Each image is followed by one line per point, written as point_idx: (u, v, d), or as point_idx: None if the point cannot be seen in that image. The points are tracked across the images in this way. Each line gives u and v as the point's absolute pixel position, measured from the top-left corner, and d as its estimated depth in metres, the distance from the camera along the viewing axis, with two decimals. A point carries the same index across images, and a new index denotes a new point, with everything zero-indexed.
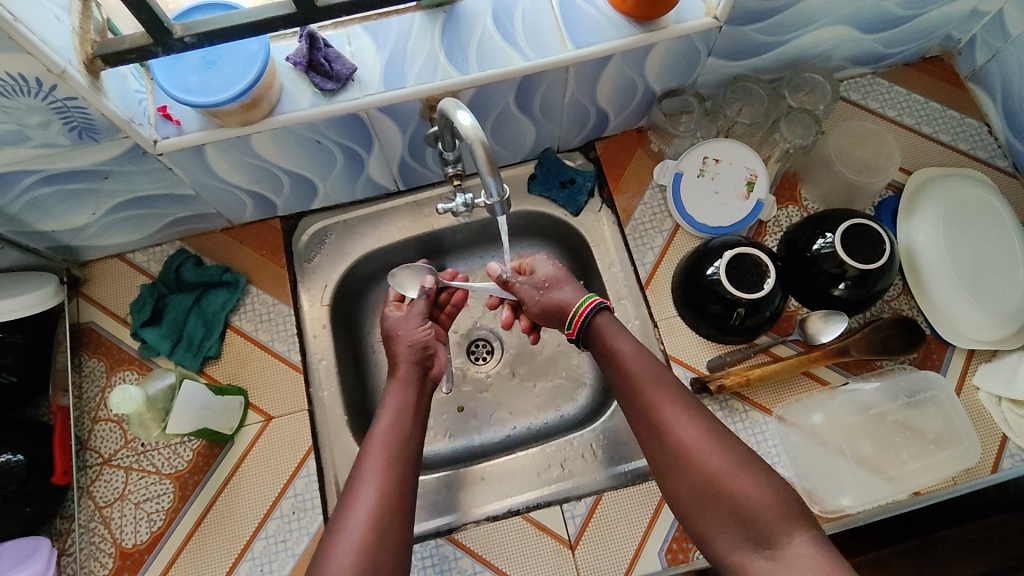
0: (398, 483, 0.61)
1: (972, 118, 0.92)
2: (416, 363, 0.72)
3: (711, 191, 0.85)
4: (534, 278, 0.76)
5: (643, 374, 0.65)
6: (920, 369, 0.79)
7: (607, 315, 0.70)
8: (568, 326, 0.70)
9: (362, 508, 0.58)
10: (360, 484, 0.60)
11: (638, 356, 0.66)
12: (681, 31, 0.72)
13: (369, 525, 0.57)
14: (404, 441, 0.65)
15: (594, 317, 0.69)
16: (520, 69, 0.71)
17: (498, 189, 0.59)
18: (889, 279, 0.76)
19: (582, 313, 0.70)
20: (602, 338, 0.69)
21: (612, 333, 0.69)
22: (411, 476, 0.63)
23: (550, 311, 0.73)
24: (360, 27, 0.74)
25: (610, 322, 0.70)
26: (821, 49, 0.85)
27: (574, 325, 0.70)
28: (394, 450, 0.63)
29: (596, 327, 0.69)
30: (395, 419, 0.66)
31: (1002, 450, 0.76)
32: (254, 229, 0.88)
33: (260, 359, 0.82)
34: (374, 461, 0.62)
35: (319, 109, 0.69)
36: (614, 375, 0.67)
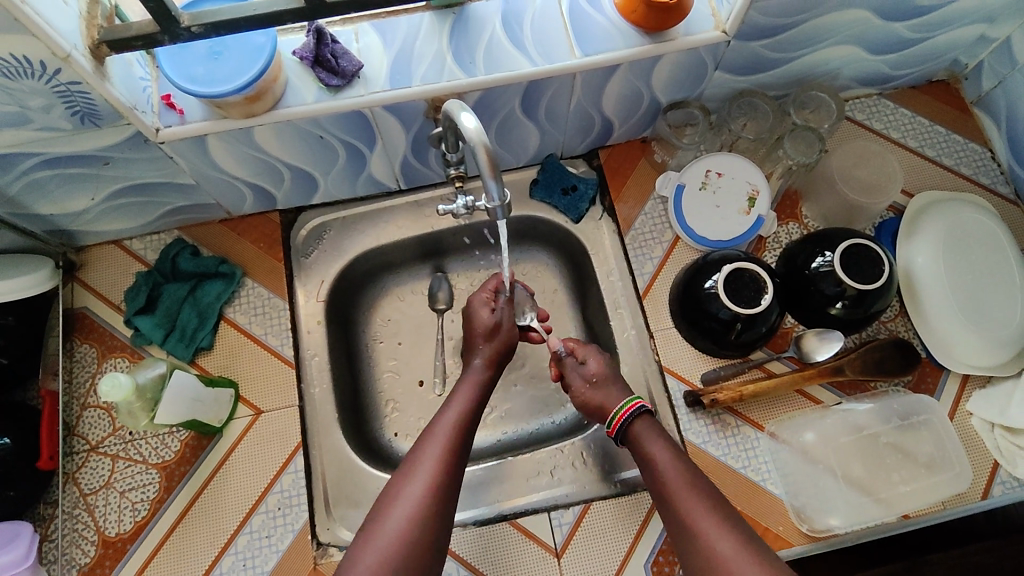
0: (450, 475, 0.64)
1: (976, 143, 0.92)
2: (495, 347, 0.79)
3: (712, 205, 0.86)
4: (582, 369, 0.77)
5: (674, 483, 0.64)
6: (913, 393, 0.79)
7: (647, 421, 0.70)
8: (608, 425, 0.72)
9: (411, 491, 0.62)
10: (414, 471, 0.64)
11: (669, 461, 0.66)
12: (690, 44, 0.72)
13: (419, 504, 0.61)
14: (462, 436, 0.68)
15: (633, 419, 0.70)
16: (527, 74, 0.71)
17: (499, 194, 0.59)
18: (886, 300, 0.76)
19: (621, 415, 0.71)
20: (638, 443, 0.69)
21: (646, 436, 0.69)
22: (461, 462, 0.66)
23: (592, 408, 0.75)
24: (368, 24, 0.73)
25: (648, 426, 0.70)
26: (829, 68, 0.85)
27: (613, 427, 0.71)
28: (452, 440, 0.67)
29: (634, 430, 0.70)
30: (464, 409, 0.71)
31: (993, 476, 0.76)
32: (252, 222, 0.88)
33: (253, 353, 0.82)
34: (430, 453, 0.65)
35: (323, 103, 0.69)
36: (650, 479, 0.66)
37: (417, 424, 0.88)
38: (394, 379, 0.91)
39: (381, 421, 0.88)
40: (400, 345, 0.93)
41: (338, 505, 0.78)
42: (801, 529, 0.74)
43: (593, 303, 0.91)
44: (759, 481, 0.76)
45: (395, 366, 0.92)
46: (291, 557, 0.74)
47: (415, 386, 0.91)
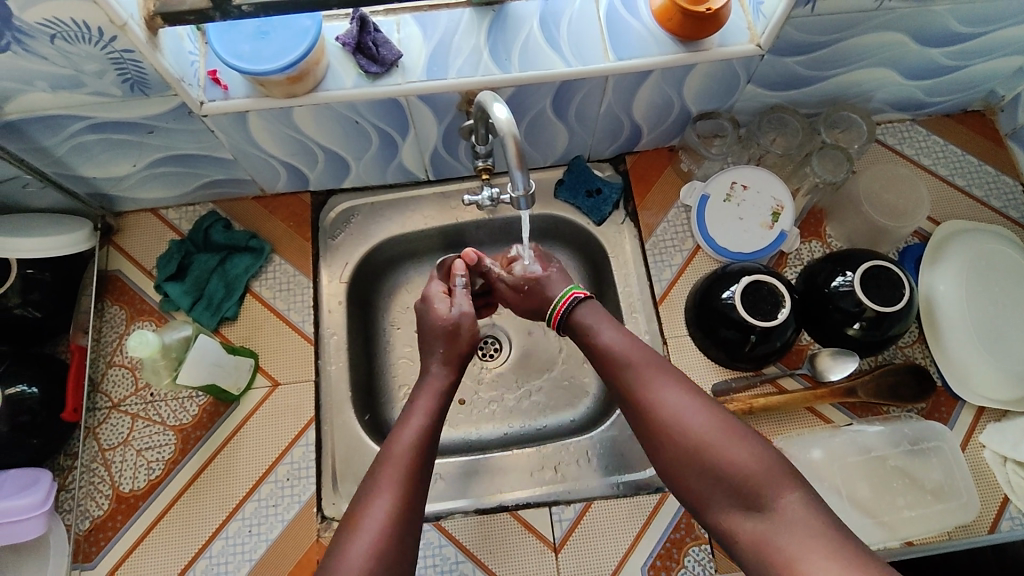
0: (413, 497, 0.59)
1: (1008, 176, 0.91)
2: (463, 348, 0.72)
3: (735, 217, 0.86)
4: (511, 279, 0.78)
5: (624, 358, 0.65)
6: (926, 420, 0.78)
7: (586, 306, 0.71)
8: (548, 319, 0.73)
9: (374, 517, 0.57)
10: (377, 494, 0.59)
11: (620, 337, 0.67)
12: (723, 54, 0.73)
13: (385, 531, 0.56)
14: (424, 455, 0.63)
15: (572, 310, 0.71)
16: (560, 74, 0.73)
17: (525, 184, 0.61)
18: (905, 325, 0.76)
19: (560, 307, 0.72)
20: (583, 328, 0.70)
21: (593, 318, 0.70)
22: (423, 484, 0.61)
23: (534, 307, 0.76)
24: (411, 16, 0.76)
25: (590, 308, 0.71)
26: (862, 89, 0.85)
27: (554, 318, 0.72)
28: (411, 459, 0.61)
29: (575, 318, 0.71)
30: (428, 422, 0.65)
31: (1002, 511, 0.75)
32: (284, 201, 0.91)
33: (274, 327, 0.84)
34: (394, 472, 0.60)
35: (361, 90, 0.71)
36: (601, 360, 0.67)
37: None
38: (409, 365, 0.93)
39: (393, 405, 0.90)
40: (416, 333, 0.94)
41: (344, 482, 0.79)
42: None
43: (609, 306, 0.91)
44: None
45: (410, 353, 0.93)
46: (295, 527, 0.76)
47: None
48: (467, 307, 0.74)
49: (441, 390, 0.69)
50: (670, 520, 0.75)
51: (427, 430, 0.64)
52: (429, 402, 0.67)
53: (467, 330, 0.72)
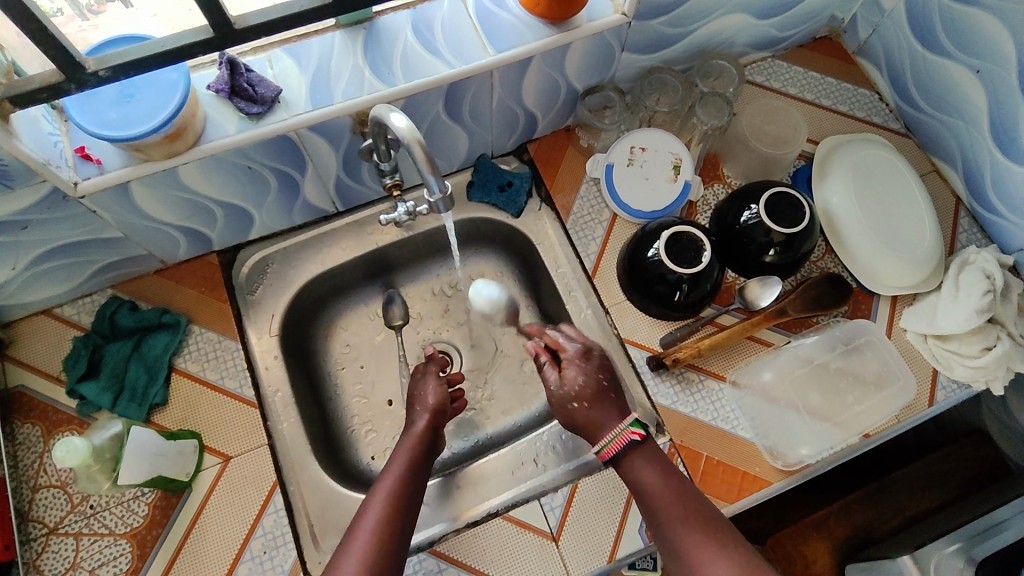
0: (387, 542, 0.58)
1: (865, 88, 1.00)
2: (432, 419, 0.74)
3: (641, 178, 0.89)
4: (564, 386, 0.72)
5: (673, 513, 0.61)
6: (852, 320, 0.84)
7: (638, 450, 0.66)
8: (602, 449, 0.67)
9: (363, 533, 0.58)
10: (364, 517, 0.60)
11: (667, 493, 0.63)
12: (594, 28, 0.76)
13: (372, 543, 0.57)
14: (406, 497, 0.63)
15: (625, 449, 0.66)
16: (445, 77, 0.73)
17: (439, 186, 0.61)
18: (812, 240, 0.82)
19: (614, 444, 0.66)
20: (635, 478, 0.65)
21: (640, 468, 0.65)
22: (403, 532, 0.60)
23: (572, 423, 0.71)
24: (281, 50, 0.73)
25: (639, 460, 0.65)
26: (723, 38, 0.91)
27: (605, 453, 0.66)
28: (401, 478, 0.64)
29: (627, 460, 0.66)
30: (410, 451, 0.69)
31: (935, 383, 0.82)
32: (189, 267, 0.85)
33: (211, 400, 0.79)
34: (369, 519, 0.59)
35: (247, 133, 0.69)
36: (647, 509, 0.64)
37: (393, 443, 0.89)
38: (365, 400, 0.91)
39: (358, 445, 0.88)
40: (362, 369, 0.93)
41: (325, 537, 0.77)
42: (776, 466, 0.76)
43: (546, 292, 0.94)
44: (730, 429, 0.79)
45: (362, 391, 0.92)
46: None
47: (386, 405, 0.91)
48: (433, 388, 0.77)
49: (420, 435, 0.71)
50: None
51: (403, 474, 0.65)
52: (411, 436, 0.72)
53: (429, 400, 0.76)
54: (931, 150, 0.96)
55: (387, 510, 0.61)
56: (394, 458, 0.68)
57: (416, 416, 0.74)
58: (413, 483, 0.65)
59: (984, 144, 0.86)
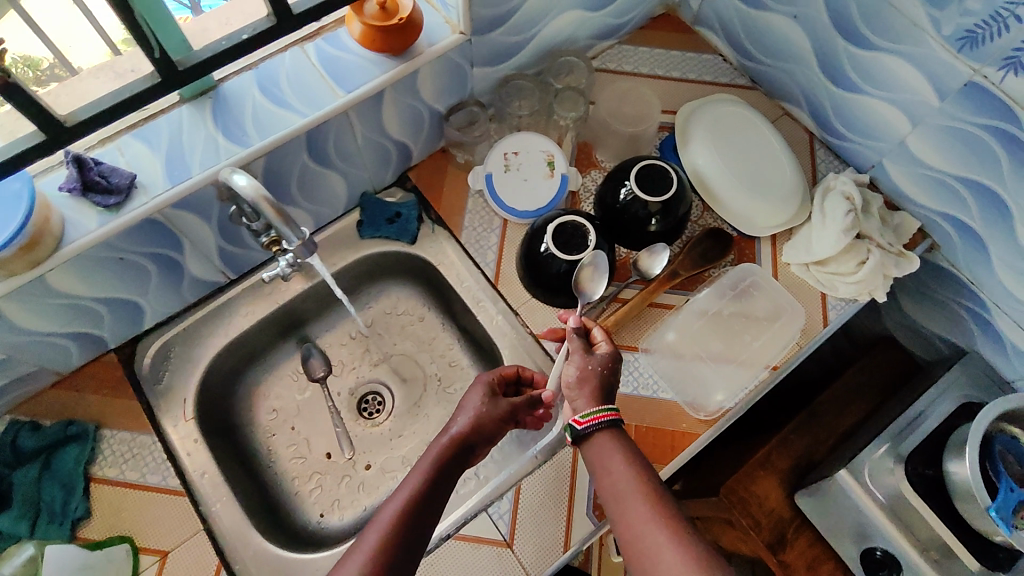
0: (408, 528, 0.59)
1: (708, 53, 1.07)
2: (488, 420, 0.70)
3: (520, 180, 0.92)
4: (595, 358, 0.72)
5: (627, 489, 0.60)
6: (739, 266, 0.90)
7: (608, 432, 0.65)
8: (585, 415, 0.66)
9: (385, 514, 0.59)
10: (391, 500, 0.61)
11: (623, 468, 0.62)
12: (436, 52, 0.79)
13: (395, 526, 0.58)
14: (421, 509, 0.61)
15: (608, 423, 0.65)
16: (300, 127, 0.74)
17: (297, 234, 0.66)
18: (687, 202, 0.87)
19: (603, 414, 0.65)
20: (600, 452, 0.64)
21: (602, 448, 0.64)
22: (401, 558, 0.57)
23: (577, 392, 0.70)
24: (128, 135, 0.73)
25: (608, 437, 0.65)
26: (566, 35, 0.96)
27: (587, 418, 0.65)
28: (435, 466, 0.64)
29: (597, 436, 0.65)
30: (450, 440, 0.67)
31: (825, 305, 0.88)
32: (88, 372, 0.83)
33: (137, 499, 0.77)
34: (367, 543, 0.57)
35: (110, 225, 0.68)
36: (605, 484, 0.62)
37: (339, 494, 0.89)
38: (303, 460, 0.90)
39: (304, 506, 0.87)
40: (294, 429, 0.92)
41: None
42: (701, 418, 0.80)
43: (458, 309, 0.95)
44: (652, 394, 0.82)
45: (297, 451, 0.91)
46: None
47: (325, 459, 0.91)
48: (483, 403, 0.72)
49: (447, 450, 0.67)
50: None
51: (418, 493, 0.62)
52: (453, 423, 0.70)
53: (487, 413, 0.71)
54: (777, 97, 1.04)
55: (382, 545, 0.56)
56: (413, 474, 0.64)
57: (464, 413, 0.71)
58: (426, 504, 0.61)
59: (818, 81, 0.94)
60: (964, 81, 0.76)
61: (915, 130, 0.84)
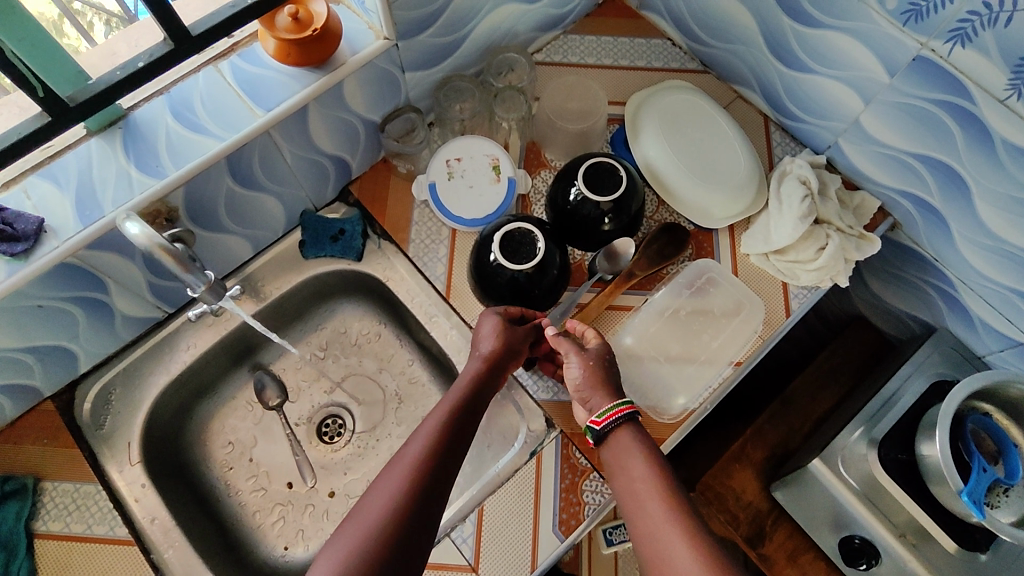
0: (437, 457, 0.57)
1: (656, 38, 1.04)
2: (502, 347, 0.70)
3: (466, 187, 0.89)
4: (591, 351, 0.69)
5: (644, 488, 0.57)
6: (696, 261, 0.87)
7: (628, 429, 0.62)
8: (601, 414, 0.63)
9: (415, 444, 0.58)
10: (419, 432, 0.60)
11: (638, 465, 0.59)
12: (361, 61, 0.75)
13: (424, 455, 0.57)
14: (449, 440, 0.59)
15: (623, 421, 0.62)
16: (219, 152, 0.70)
17: (201, 278, 0.69)
18: (638, 198, 0.83)
19: (616, 411, 0.63)
20: (619, 450, 0.61)
21: (621, 447, 0.61)
22: (442, 473, 0.56)
23: (583, 389, 0.67)
24: (35, 176, 0.69)
25: (628, 434, 0.61)
26: (504, 30, 0.92)
27: (603, 419, 0.63)
28: (460, 403, 0.63)
29: (616, 434, 0.62)
30: (471, 382, 0.66)
31: (787, 294, 0.85)
32: (25, 422, 0.79)
33: (83, 553, 0.73)
34: (403, 460, 0.56)
35: (19, 274, 0.64)
36: (621, 483, 0.59)
37: (302, 525, 0.86)
38: (263, 492, 0.87)
39: (267, 541, 0.84)
40: (253, 461, 0.89)
41: None
42: (664, 422, 0.78)
43: (414, 325, 0.92)
44: None
45: (257, 484, 0.88)
46: None
47: (287, 490, 0.88)
48: (500, 326, 0.72)
49: (473, 376, 0.67)
50: (554, 473, 0.76)
51: (448, 414, 0.62)
52: (473, 364, 0.69)
53: (505, 340, 0.71)
54: (729, 80, 1.00)
55: (413, 471, 0.55)
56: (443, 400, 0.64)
57: (482, 344, 0.71)
58: (457, 424, 0.61)
59: (767, 61, 0.90)
60: (912, 56, 0.72)
61: (868, 107, 0.81)
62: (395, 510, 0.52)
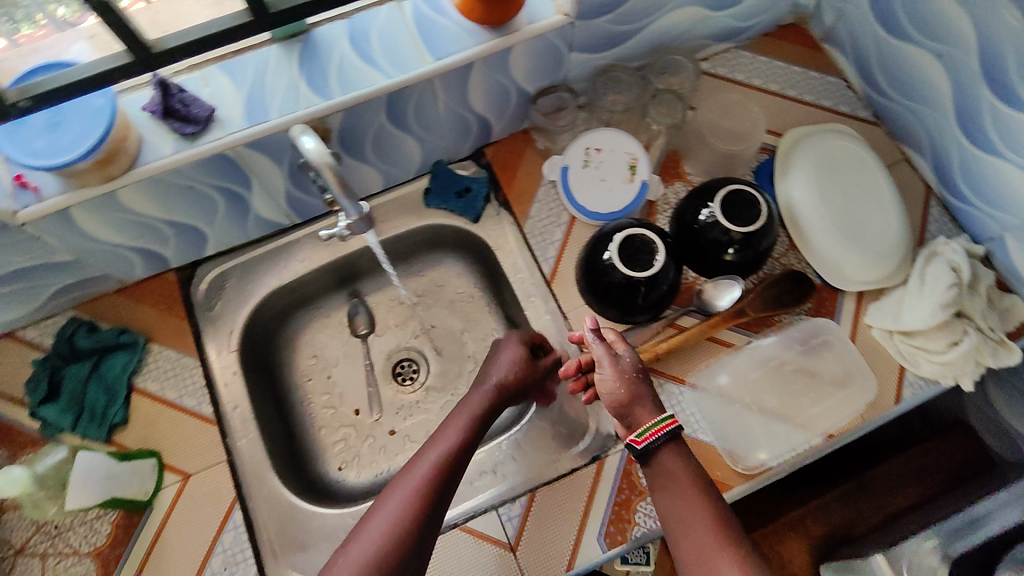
0: (442, 476, 0.63)
1: (832, 76, 0.97)
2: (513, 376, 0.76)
3: (597, 179, 0.88)
4: (625, 361, 0.70)
5: (689, 506, 0.61)
6: (813, 317, 0.83)
7: (672, 446, 0.65)
8: (637, 434, 0.65)
9: (423, 462, 0.64)
10: (426, 451, 0.66)
11: (684, 484, 0.62)
12: (535, 31, 0.75)
13: (430, 474, 0.63)
14: (454, 460, 0.65)
15: (666, 438, 0.64)
16: (383, 87, 0.72)
17: (356, 208, 0.66)
18: (772, 238, 0.80)
19: (658, 428, 0.64)
20: (663, 471, 0.64)
21: (667, 462, 0.64)
22: (443, 496, 0.63)
23: (620, 405, 0.68)
24: (216, 66, 0.73)
25: (671, 451, 0.65)
26: (679, 32, 0.89)
27: (643, 439, 0.64)
28: (467, 425, 0.70)
29: (661, 451, 0.65)
30: (479, 404, 0.73)
31: (901, 380, 0.79)
32: (148, 286, 0.86)
33: (171, 418, 0.80)
34: (410, 481, 0.62)
35: (182, 154, 0.68)
36: (662, 497, 0.63)
37: (359, 453, 0.89)
38: (332, 411, 0.92)
39: (324, 457, 0.89)
40: (329, 379, 0.93)
41: (286, 551, 0.75)
42: (737, 470, 0.75)
43: (510, 299, 0.92)
44: (690, 433, 0.77)
45: (329, 401, 0.92)
46: None
47: (353, 415, 0.92)
48: (513, 355, 0.78)
49: (480, 403, 0.73)
50: (612, 484, 0.75)
51: (456, 436, 0.68)
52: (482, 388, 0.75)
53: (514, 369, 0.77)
54: (900, 138, 0.93)
55: (421, 489, 0.61)
56: (448, 425, 0.70)
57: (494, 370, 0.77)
58: (464, 444, 0.67)
59: (950, 131, 0.83)
60: None
61: None
62: (404, 525, 0.58)
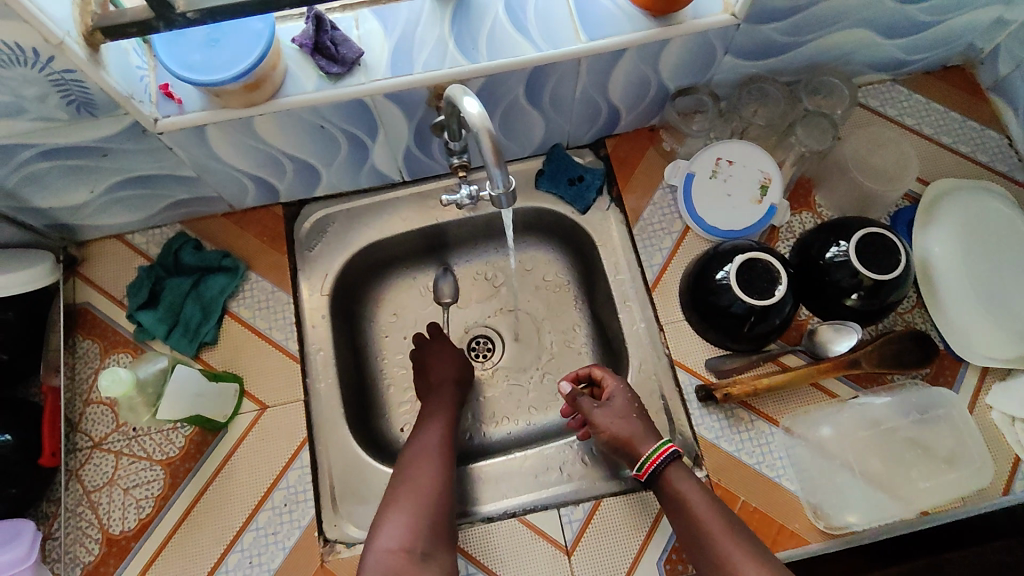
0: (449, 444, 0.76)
1: (994, 129, 0.89)
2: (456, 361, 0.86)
3: (723, 194, 0.83)
4: (614, 405, 0.72)
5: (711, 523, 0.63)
6: (930, 386, 0.77)
7: (676, 463, 0.67)
8: (638, 468, 0.68)
9: (432, 435, 0.76)
10: (428, 428, 0.78)
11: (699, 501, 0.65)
12: (697, 27, 0.71)
13: (442, 442, 0.76)
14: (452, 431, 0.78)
15: (667, 461, 0.67)
16: (531, 60, 0.70)
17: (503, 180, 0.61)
18: (903, 291, 0.74)
19: (655, 456, 0.67)
20: (674, 491, 0.66)
21: (677, 480, 0.66)
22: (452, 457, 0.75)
23: (620, 448, 0.71)
24: (369, 11, 0.72)
25: (675, 469, 0.67)
26: (840, 53, 0.83)
27: (645, 471, 0.67)
28: (449, 401, 0.82)
29: (666, 473, 0.67)
30: (451, 380, 0.85)
31: (1013, 472, 0.73)
32: (254, 215, 0.87)
33: (257, 348, 0.81)
34: (428, 451, 0.74)
35: (324, 92, 0.68)
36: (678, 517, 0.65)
37: None
38: (402, 373, 0.91)
39: (389, 415, 0.89)
40: (405, 341, 0.93)
41: (344, 500, 0.76)
42: (817, 526, 0.71)
43: (602, 298, 0.89)
44: (774, 477, 0.73)
45: (402, 362, 0.92)
46: (296, 554, 0.72)
47: None
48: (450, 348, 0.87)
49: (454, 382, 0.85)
50: None
51: (447, 412, 0.81)
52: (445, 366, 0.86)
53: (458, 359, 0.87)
54: None
55: (439, 457, 0.73)
56: (435, 399, 0.82)
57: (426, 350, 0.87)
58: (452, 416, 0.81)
59: None
60: None
61: None
62: (437, 488, 0.70)
